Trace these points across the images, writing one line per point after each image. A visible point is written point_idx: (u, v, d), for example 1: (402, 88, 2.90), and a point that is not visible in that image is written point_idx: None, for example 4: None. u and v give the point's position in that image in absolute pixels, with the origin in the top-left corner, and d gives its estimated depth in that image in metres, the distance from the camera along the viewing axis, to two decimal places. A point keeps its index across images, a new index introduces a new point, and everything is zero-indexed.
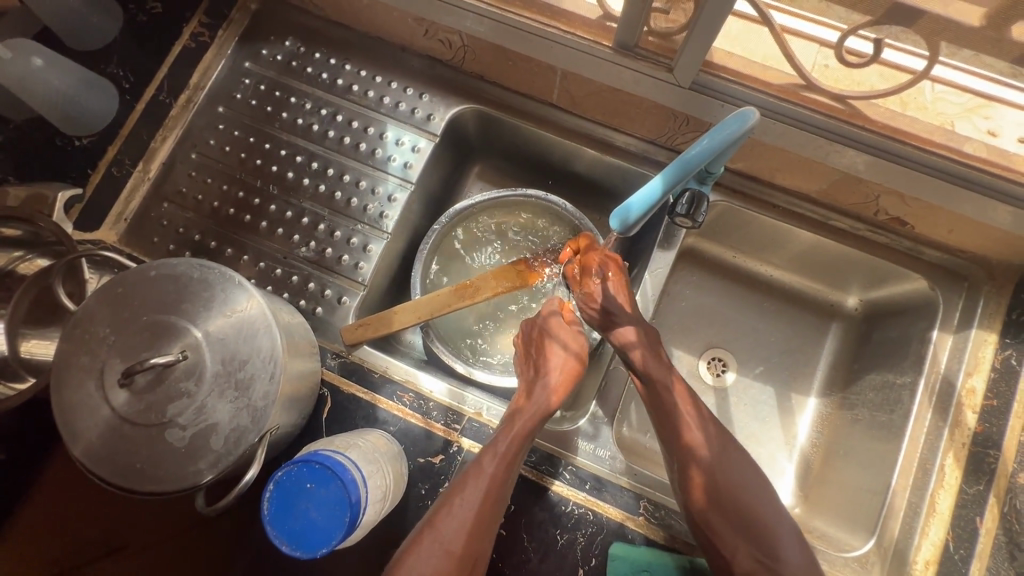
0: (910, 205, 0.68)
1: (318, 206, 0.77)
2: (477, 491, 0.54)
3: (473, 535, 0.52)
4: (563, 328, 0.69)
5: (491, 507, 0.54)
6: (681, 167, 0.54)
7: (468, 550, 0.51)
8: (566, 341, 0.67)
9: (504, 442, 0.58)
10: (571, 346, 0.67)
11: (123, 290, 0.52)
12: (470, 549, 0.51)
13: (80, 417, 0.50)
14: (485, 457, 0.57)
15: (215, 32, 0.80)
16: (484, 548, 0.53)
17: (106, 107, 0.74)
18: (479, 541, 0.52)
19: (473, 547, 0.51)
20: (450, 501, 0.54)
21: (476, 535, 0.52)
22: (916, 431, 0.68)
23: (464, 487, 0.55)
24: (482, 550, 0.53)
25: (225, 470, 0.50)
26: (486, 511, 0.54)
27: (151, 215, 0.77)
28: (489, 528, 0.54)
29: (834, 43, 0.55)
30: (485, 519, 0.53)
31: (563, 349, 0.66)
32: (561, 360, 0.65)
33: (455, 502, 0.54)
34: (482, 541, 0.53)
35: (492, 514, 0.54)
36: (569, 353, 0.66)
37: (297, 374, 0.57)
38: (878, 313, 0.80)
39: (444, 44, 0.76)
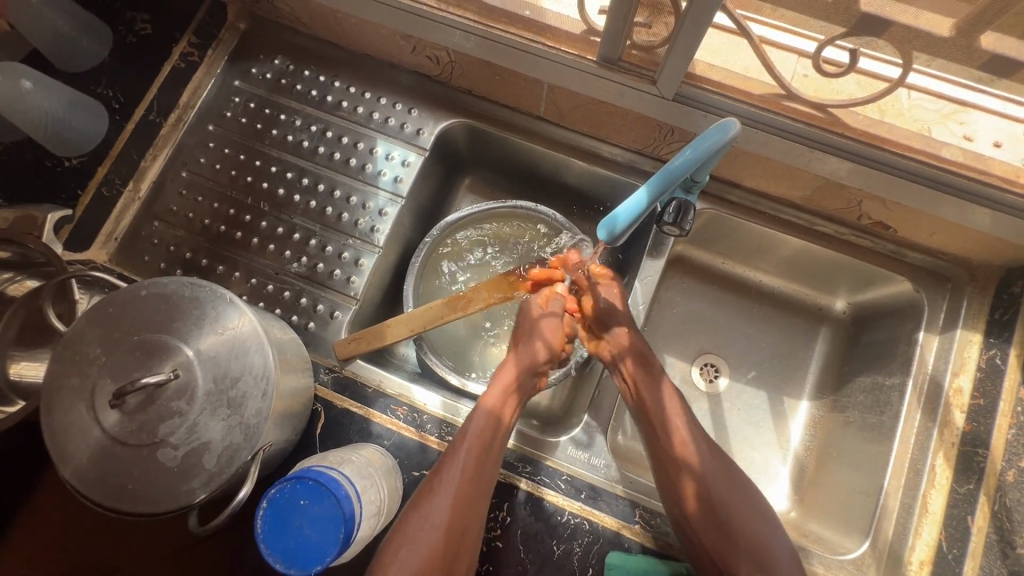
0: (891, 209, 0.70)
1: (309, 222, 0.77)
2: (455, 472, 0.57)
3: (453, 515, 0.55)
4: (543, 321, 0.70)
5: (469, 483, 0.57)
6: (666, 177, 0.55)
7: (450, 528, 0.54)
8: (542, 333, 0.69)
9: (475, 424, 0.61)
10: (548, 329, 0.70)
11: (114, 310, 0.52)
12: (452, 527, 0.55)
13: (72, 439, 0.49)
14: (460, 439, 0.60)
15: (204, 51, 0.81)
16: (469, 524, 0.56)
17: (96, 126, 0.74)
18: (463, 516, 0.56)
19: (455, 525, 0.55)
20: (432, 486, 0.57)
21: (459, 512, 0.56)
22: (906, 432, 0.69)
23: (443, 471, 0.58)
24: (469, 525, 0.56)
25: (218, 489, 0.50)
26: (465, 489, 0.57)
27: (142, 234, 0.77)
28: (470, 504, 0.56)
29: (812, 53, 0.56)
30: (466, 496, 0.56)
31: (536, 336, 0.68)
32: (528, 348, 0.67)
33: (436, 485, 0.57)
34: (466, 516, 0.56)
35: (473, 489, 0.57)
36: (541, 341, 0.68)
37: (289, 390, 0.57)
38: (866, 316, 0.81)
39: (432, 60, 0.77)
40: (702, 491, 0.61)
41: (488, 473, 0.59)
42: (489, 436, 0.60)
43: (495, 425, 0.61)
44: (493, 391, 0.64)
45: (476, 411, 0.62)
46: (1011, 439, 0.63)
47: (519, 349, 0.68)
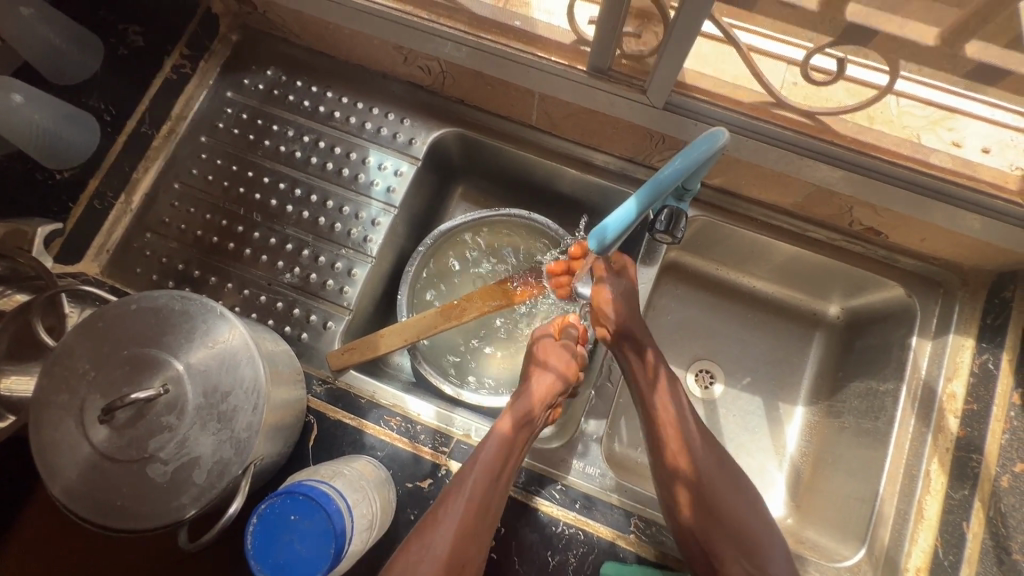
0: (882, 215, 0.70)
1: (301, 232, 0.77)
2: (465, 499, 0.56)
3: (458, 543, 0.54)
4: (542, 346, 0.70)
5: (477, 512, 0.56)
6: (656, 186, 0.55)
7: (454, 556, 0.53)
8: (544, 360, 0.68)
9: (488, 452, 0.59)
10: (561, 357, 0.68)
11: (104, 324, 0.52)
12: (456, 555, 0.53)
13: (60, 455, 0.49)
14: (471, 465, 0.59)
15: (196, 63, 0.81)
16: (472, 553, 0.54)
17: (88, 139, 0.73)
18: (468, 544, 0.54)
19: (458, 553, 0.53)
20: (439, 511, 0.56)
21: (464, 540, 0.54)
22: (901, 437, 0.69)
23: (450, 497, 0.57)
24: (472, 556, 0.55)
25: (208, 504, 0.49)
26: (473, 518, 0.55)
27: (134, 245, 0.77)
28: (476, 535, 0.55)
29: (801, 62, 0.57)
30: (472, 525, 0.55)
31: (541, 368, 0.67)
32: (536, 377, 0.66)
33: (443, 511, 0.56)
34: (470, 545, 0.54)
35: (479, 519, 0.56)
36: (551, 373, 0.67)
37: (281, 402, 0.56)
38: (860, 321, 0.81)
39: (423, 70, 0.77)
40: (700, 498, 0.61)
41: (495, 503, 0.58)
42: (502, 465, 0.59)
43: (506, 457, 0.59)
44: (505, 417, 0.63)
45: (488, 441, 0.60)
46: (1004, 444, 0.63)
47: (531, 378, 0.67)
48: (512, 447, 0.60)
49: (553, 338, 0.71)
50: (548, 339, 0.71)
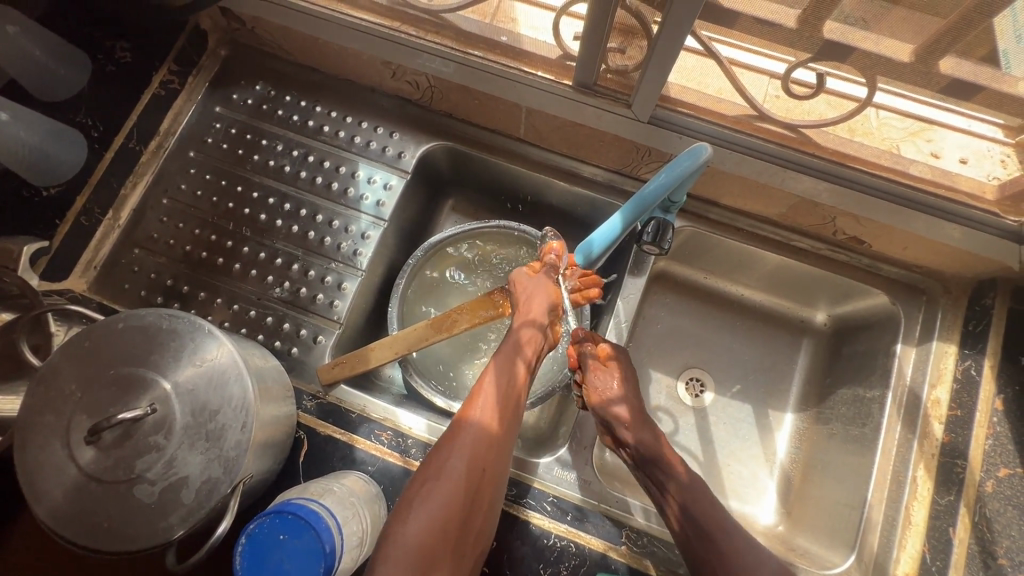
0: (864, 225, 0.71)
1: (291, 246, 0.77)
2: (477, 418, 0.54)
3: (477, 457, 0.52)
4: (523, 325, 0.62)
5: (492, 430, 0.54)
6: (641, 203, 0.57)
7: (474, 468, 0.51)
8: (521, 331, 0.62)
9: (497, 382, 0.57)
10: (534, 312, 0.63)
11: (90, 343, 0.52)
12: (476, 468, 0.51)
13: (45, 477, 0.48)
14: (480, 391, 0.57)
15: (184, 79, 0.81)
16: (492, 465, 0.53)
17: (76, 155, 0.73)
18: (487, 457, 0.52)
19: (479, 466, 0.51)
20: (456, 429, 0.54)
21: (483, 453, 0.52)
22: (887, 444, 0.70)
23: (463, 417, 0.54)
24: (492, 470, 0.53)
25: (197, 524, 0.49)
26: (490, 433, 0.53)
27: (122, 261, 0.77)
28: (495, 448, 0.53)
29: (782, 75, 0.58)
30: (490, 441, 0.53)
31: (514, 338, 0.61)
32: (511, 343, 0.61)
33: (459, 427, 0.54)
34: (490, 456, 0.53)
35: (482, 468, 0.52)
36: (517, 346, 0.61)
37: (270, 419, 0.56)
38: (846, 328, 0.82)
39: (411, 84, 0.78)
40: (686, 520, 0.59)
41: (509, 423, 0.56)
42: (508, 391, 0.57)
43: (508, 391, 0.57)
44: (504, 352, 0.60)
45: (488, 378, 0.57)
46: (988, 449, 0.64)
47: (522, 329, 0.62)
48: (516, 373, 0.58)
49: (539, 314, 0.63)
50: (538, 309, 0.63)
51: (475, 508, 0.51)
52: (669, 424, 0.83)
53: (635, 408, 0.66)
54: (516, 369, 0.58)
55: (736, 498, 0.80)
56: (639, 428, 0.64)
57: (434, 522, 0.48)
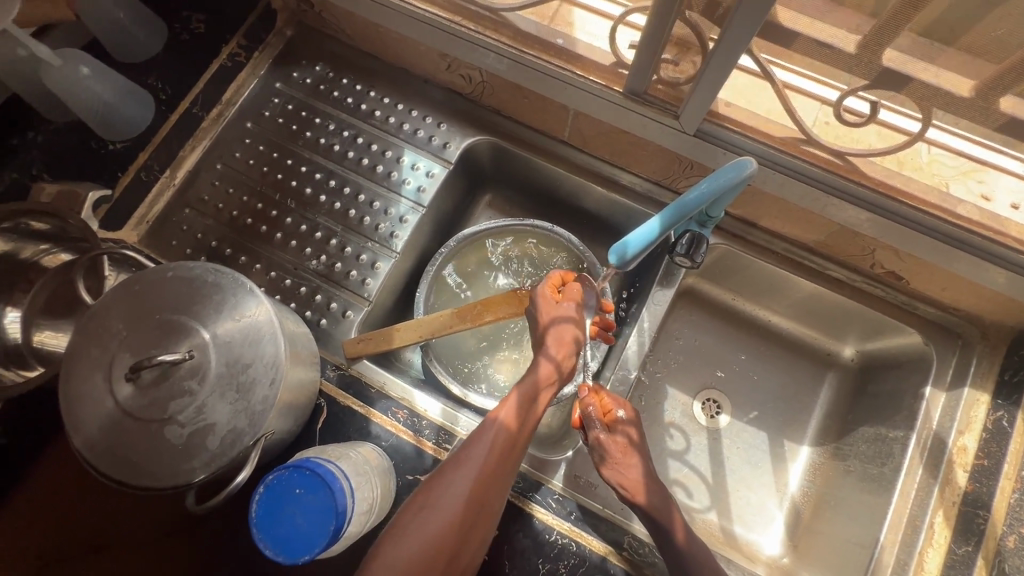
0: (905, 261, 0.70)
1: (331, 222, 0.80)
2: (483, 449, 0.52)
3: (476, 492, 0.49)
4: (551, 341, 0.61)
5: (495, 465, 0.51)
6: (680, 208, 0.56)
7: (471, 502, 0.49)
8: (550, 351, 0.60)
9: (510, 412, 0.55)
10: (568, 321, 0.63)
11: (139, 288, 0.55)
12: (475, 501, 0.49)
13: (86, 407, 0.51)
14: (489, 422, 0.54)
15: (251, 53, 0.84)
16: (490, 500, 0.50)
17: (143, 115, 0.78)
18: (486, 491, 0.50)
19: (476, 501, 0.49)
20: (461, 454, 0.52)
21: (483, 487, 0.50)
22: (906, 486, 0.68)
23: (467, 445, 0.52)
24: (488, 507, 0.50)
25: (218, 470, 0.51)
26: (495, 465, 0.51)
27: (172, 219, 0.80)
28: (495, 482, 0.51)
29: (834, 102, 0.59)
30: (491, 476, 0.51)
31: (540, 356, 0.60)
32: (542, 362, 0.59)
33: (461, 457, 0.51)
34: (490, 490, 0.50)
35: (484, 499, 0.50)
36: (546, 363, 0.59)
37: (296, 382, 0.58)
38: (874, 365, 0.81)
39: (464, 78, 0.80)
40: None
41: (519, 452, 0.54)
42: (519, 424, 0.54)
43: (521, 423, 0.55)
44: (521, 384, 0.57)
45: (501, 406, 0.55)
46: (1012, 503, 0.63)
47: (549, 342, 0.61)
48: (529, 406, 0.56)
49: (568, 334, 0.62)
50: (566, 325, 0.62)
51: (472, 540, 0.49)
52: (680, 442, 0.83)
53: (642, 470, 0.62)
54: (528, 401, 0.56)
55: (742, 525, 0.79)
56: (647, 491, 0.61)
57: (424, 552, 0.46)
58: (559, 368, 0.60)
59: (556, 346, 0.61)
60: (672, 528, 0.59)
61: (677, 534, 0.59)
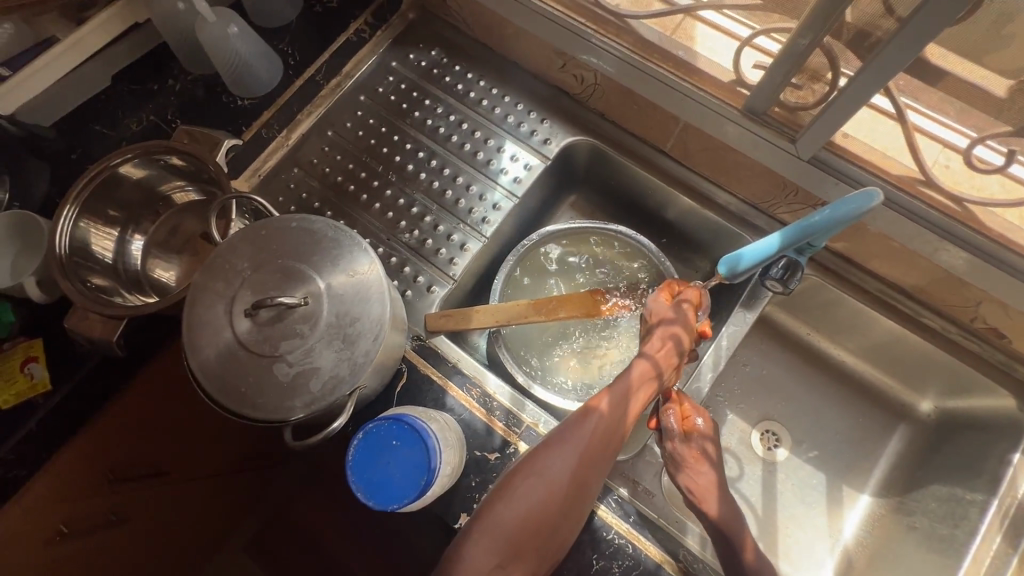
0: (1011, 319, 0.67)
1: (427, 200, 0.83)
2: (584, 432, 0.54)
3: (576, 471, 0.53)
4: (653, 341, 0.62)
5: (594, 449, 0.54)
6: (801, 230, 0.59)
7: (573, 478, 0.53)
8: (649, 349, 0.62)
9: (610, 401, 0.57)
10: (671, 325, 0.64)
11: (265, 233, 0.59)
12: (576, 480, 0.53)
13: (205, 335, 0.55)
14: (591, 408, 0.56)
15: (374, 31, 0.89)
16: (591, 480, 0.54)
17: (272, 77, 0.83)
18: (586, 473, 0.53)
19: (577, 479, 0.53)
20: (563, 433, 0.55)
21: (583, 467, 0.53)
22: (981, 551, 0.65)
23: (570, 425, 0.55)
24: (587, 487, 0.53)
25: (315, 412, 0.54)
26: (594, 450, 0.54)
27: (281, 176, 0.85)
28: (596, 465, 0.54)
29: (961, 148, 0.58)
30: (591, 458, 0.54)
31: (641, 354, 0.62)
32: (638, 360, 0.60)
33: (565, 435, 0.54)
34: (590, 471, 0.53)
35: (583, 479, 0.53)
36: (645, 362, 0.60)
37: (390, 344, 0.61)
38: (953, 423, 0.78)
39: (576, 79, 0.82)
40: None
41: (618, 440, 0.56)
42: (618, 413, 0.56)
43: (620, 413, 0.56)
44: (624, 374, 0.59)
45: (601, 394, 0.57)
46: None
47: (652, 342, 0.62)
48: (628, 398, 0.57)
49: (670, 336, 0.63)
50: (669, 328, 0.63)
51: (571, 514, 0.53)
52: (735, 468, 0.82)
53: (713, 478, 0.63)
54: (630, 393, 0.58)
55: (787, 562, 0.78)
56: (716, 500, 0.62)
57: (529, 516, 0.50)
58: (659, 368, 0.60)
59: (656, 346, 0.62)
60: (741, 544, 0.60)
61: (747, 550, 0.59)
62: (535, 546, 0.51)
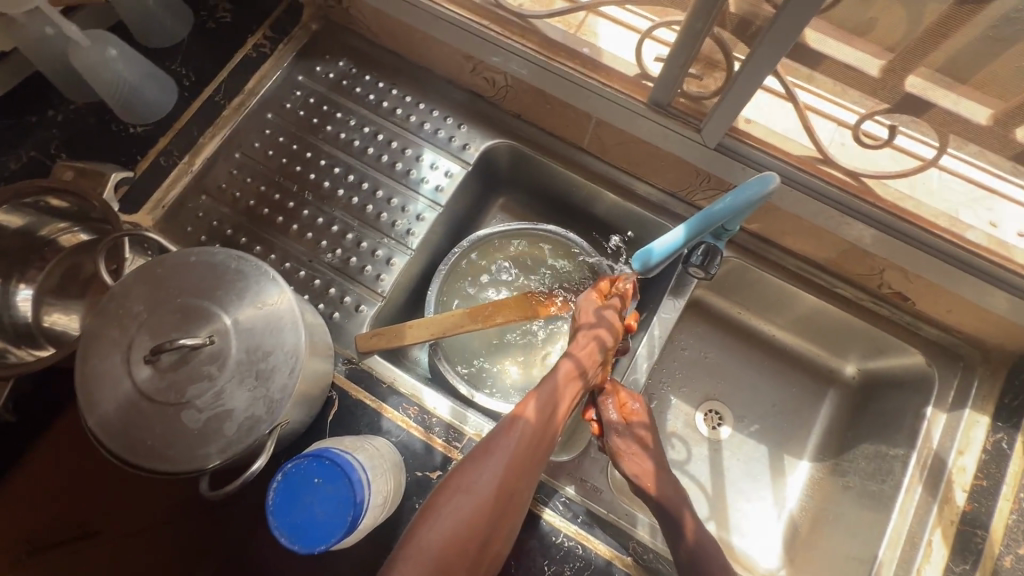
0: (912, 282, 0.72)
1: (348, 216, 0.80)
2: (510, 439, 0.56)
3: (504, 479, 0.54)
4: (579, 342, 0.66)
5: (521, 455, 0.55)
6: (705, 220, 0.59)
7: (502, 486, 0.53)
8: (575, 351, 0.65)
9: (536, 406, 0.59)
10: (596, 325, 0.67)
11: (161, 271, 0.55)
12: (504, 488, 0.53)
13: (102, 388, 0.51)
14: (518, 415, 0.58)
15: (275, 45, 0.85)
16: (521, 486, 0.55)
17: (166, 101, 0.78)
18: (514, 479, 0.54)
19: (507, 486, 0.54)
20: (491, 443, 0.56)
21: (513, 474, 0.54)
22: (906, 504, 0.69)
23: (498, 434, 0.56)
24: (515, 494, 0.54)
25: (232, 457, 0.51)
26: (521, 455, 0.55)
27: (188, 205, 0.79)
28: (523, 471, 0.55)
29: (851, 124, 0.61)
30: (519, 464, 0.55)
31: (568, 355, 0.65)
32: (564, 360, 0.64)
33: (492, 445, 0.55)
34: (520, 477, 0.55)
35: (511, 486, 0.54)
36: (570, 363, 0.63)
37: (312, 373, 0.58)
38: (875, 383, 0.82)
39: (487, 81, 0.81)
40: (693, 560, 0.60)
41: (545, 443, 0.58)
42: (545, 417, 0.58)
43: (548, 416, 0.59)
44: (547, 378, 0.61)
45: (526, 400, 0.59)
46: (1012, 523, 0.64)
47: (578, 343, 0.66)
48: (554, 401, 0.60)
49: (595, 336, 0.66)
50: (594, 328, 0.67)
51: (501, 524, 0.53)
52: (682, 451, 0.83)
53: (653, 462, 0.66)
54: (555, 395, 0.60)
55: (738, 535, 0.79)
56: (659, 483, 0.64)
57: (459, 532, 0.50)
58: (581, 368, 0.64)
59: (582, 346, 0.65)
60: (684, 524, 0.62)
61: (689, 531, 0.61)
62: (465, 563, 0.50)
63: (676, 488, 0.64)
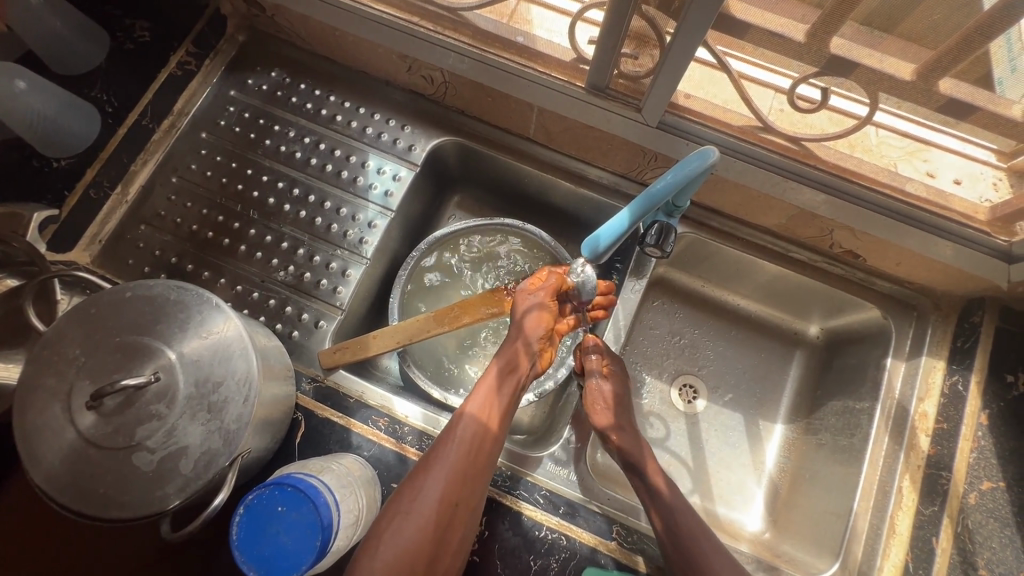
0: (861, 239, 0.73)
1: (297, 231, 0.78)
2: (454, 445, 0.55)
3: (447, 491, 0.53)
4: (524, 330, 0.64)
5: (465, 460, 0.55)
6: (649, 199, 0.59)
7: (445, 500, 0.53)
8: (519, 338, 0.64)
9: (479, 404, 0.58)
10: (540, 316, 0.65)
11: (96, 310, 0.52)
12: (448, 501, 0.53)
13: (43, 440, 0.48)
14: (459, 421, 0.57)
15: (202, 61, 0.81)
16: (466, 495, 0.54)
17: (89, 130, 0.74)
18: (459, 490, 0.54)
19: (451, 497, 0.53)
20: (434, 453, 0.55)
21: (456, 485, 0.54)
22: (875, 454, 0.71)
23: (440, 444, 0.56)
24: (462, 503, 0.54)
25: (192, 495, 0.49)
26: (465, 462, 0.55)
27: (127, 237, 0.76)
28: (468, 478, 0.54)
29: (787, 89, 0.60)
30: (463, 473, 0.54)
31: (513, 344, 0.64)
32: (510, 351, 0.63)
33: (433, 458, 0.55)
34: (464, 488, 0.54)
35: (456, 497, 0.53)
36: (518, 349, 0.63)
37: (271, 397, 0.57)
38: (838, 340, 0.84)
39: (426, 79, 0.79)
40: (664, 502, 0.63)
41: (490, 445, 0.57)
42: (487, 418, 0.58)
43: (490, 415, 0.58)
44: (487, 377, 0.61)
45: (468, 403, 0.58)
46: (973, 462, 0.65)
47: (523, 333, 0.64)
48: (495, 401, 0.59)
49: (539, 322, 0.65)
50: (534, 316, 0.65)
51: (451, 535, 0.53)
52: (661, 428, 0.84)
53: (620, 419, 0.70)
54: (497, 396, 0.59)
55: (724, 505, 0.81)
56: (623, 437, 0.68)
57: (403, 556, 0.49)
58: (527, 354, 0.63)
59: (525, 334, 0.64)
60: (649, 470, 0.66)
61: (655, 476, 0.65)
62: None
63: (642, 442, 0.69)
